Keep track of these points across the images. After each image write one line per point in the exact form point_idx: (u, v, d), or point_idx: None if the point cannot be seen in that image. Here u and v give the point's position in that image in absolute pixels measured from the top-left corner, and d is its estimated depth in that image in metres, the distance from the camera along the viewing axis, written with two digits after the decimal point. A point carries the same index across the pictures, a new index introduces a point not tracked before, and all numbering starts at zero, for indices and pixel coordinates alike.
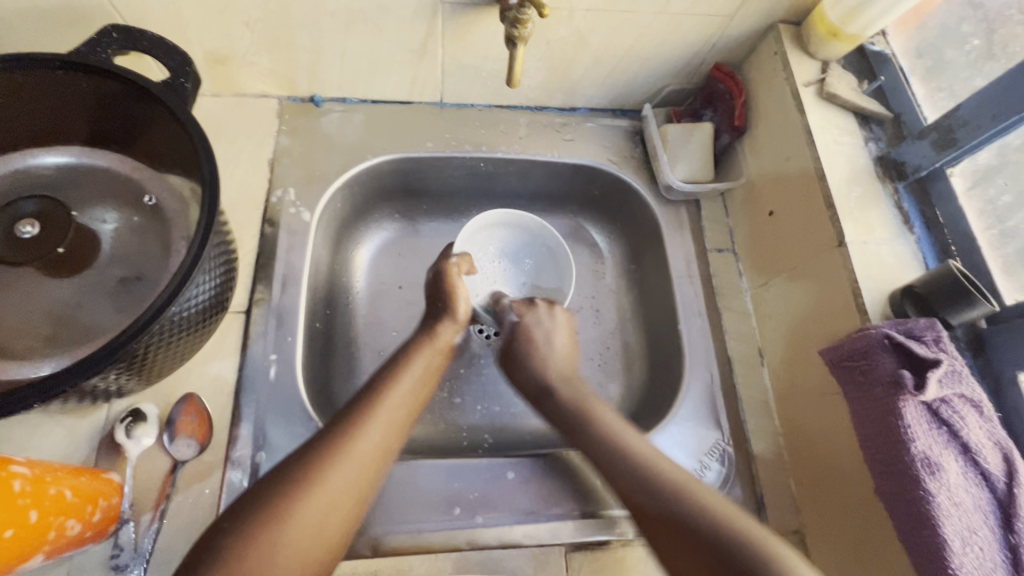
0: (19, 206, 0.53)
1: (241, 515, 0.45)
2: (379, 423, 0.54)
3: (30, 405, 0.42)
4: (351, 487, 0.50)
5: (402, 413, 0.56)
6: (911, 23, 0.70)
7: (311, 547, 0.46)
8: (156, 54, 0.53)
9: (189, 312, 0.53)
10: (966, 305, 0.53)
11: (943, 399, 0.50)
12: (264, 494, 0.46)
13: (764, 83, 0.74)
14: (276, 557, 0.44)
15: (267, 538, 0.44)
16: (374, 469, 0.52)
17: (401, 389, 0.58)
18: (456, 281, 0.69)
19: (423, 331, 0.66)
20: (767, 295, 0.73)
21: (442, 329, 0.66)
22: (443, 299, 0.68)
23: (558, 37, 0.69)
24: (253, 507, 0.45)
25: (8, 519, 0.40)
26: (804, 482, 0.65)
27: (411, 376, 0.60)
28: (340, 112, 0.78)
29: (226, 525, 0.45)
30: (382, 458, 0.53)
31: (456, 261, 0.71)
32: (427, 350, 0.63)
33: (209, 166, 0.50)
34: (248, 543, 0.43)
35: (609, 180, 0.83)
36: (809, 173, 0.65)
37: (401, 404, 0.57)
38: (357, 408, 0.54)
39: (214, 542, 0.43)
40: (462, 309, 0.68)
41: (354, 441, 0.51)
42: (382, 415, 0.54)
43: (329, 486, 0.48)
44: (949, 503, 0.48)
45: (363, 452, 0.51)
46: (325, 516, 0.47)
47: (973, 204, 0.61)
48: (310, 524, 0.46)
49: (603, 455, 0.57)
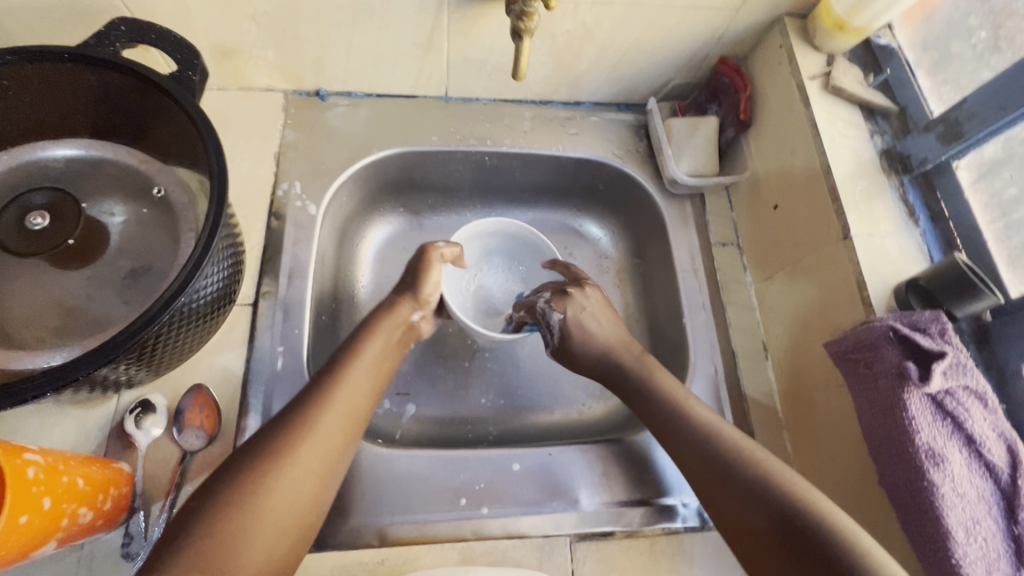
0: (30, 198, 0.54)
1: (213, 499, 0.45)
2: (342, 397, 0.54)
3: (43, 393, 0.42)
4: (322, 458, 0.50)
5: (364, 388, 0.57)
6: (917, 17, 0.70)
7: (285, 519, 0.46)
8: (164, 46, 0.53)
9: (197, 303, 0.54)
10: (972, 297, 0.53)
11: (948, 391, 0.50)
12: (233, 470, 0.47)
13: (769, 76, 0.74)
14: (251, 533, 0.44)
15: (239, 513, 0.44)
16: (341, 443, 0.52)
17: (361, 364, 0.58)
18: (432, 264, 0.68)
19: (383, 306, 0.65)
20: (771, 289, 0.73)
21: (404, 305, 0.66)
22: (413, 274, 0.68)
23: (564, 31, 0.69)
24: (224, 487, 0.45)
25: (23, 506, 0.40)
26: (806, 474, 0.65)
27: (370, 352, 0.59)
28: (345, 106, 0.78)
29: (195, 507, 0.44)
30: (348, 431, 0.53)
31: (441, 246, 0.69)
32: (387, 326, 0.63)
33: (217, 159, 0.50)
34: (221, 522, 0.43)
35: (614, 174, 0.83)
36: (814, 166, 0.65)
37: (363, 378, 0.57)
38: (319, 383, 0.55)
39: (187, 524, 0.43)
40: (430, 288, 0.68)
41: (319, 418, 0.52)
42: (344, 391, 0.55)
43: (300, 459, 0.49)
44: (953, 494, 0.48)
45: (328, 426, 0.52)
46: (297, 489, 0.48)
47: (978, 197, 0.61)
48: (282, 499, 0.47)
49: (672, 429, 0.59)
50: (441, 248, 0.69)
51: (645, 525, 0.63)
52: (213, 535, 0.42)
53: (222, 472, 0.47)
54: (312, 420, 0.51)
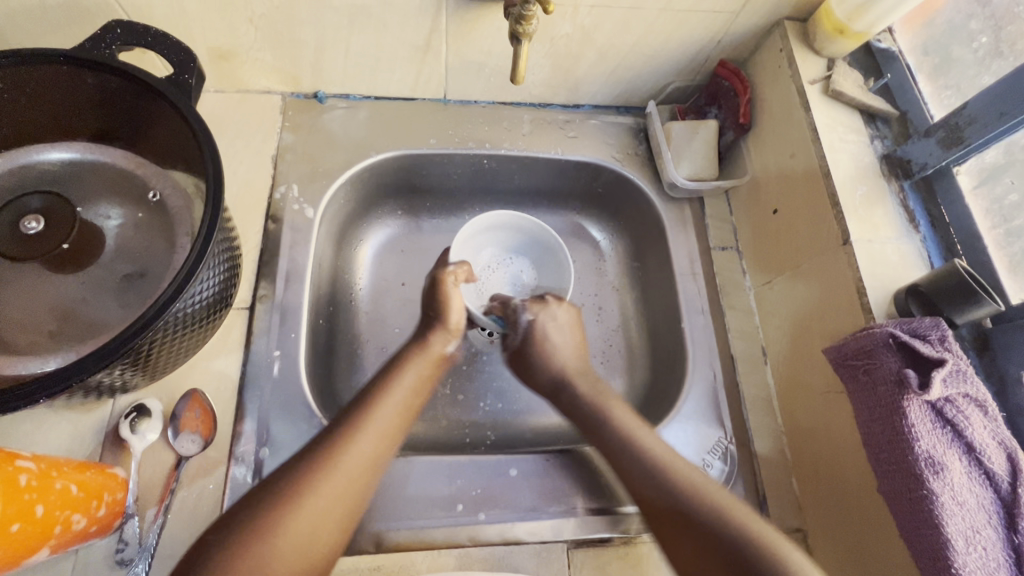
0: (25, 202, 0.53)
1: (230, 529, 0.44)
2: (369, 435, 0.53)
3: (36, 400, 0.42)
4: (342, 499, 0.49)
5: (392, 426, 0.55)
6: (917, 21, 0.69)
7: (302, 562, 0.45)
8: (160, 49, 0.53)
9: (193, 308, 0.53)
10: (972, 304, 0.52)
11: (948, 399, 0.50)
12: (255, 508, 0.46)
13: (769, 80, 0.73)
14: (263, 574, 0.43)
15: (255, 554, 0.43)
16: (363, 484, 0.51)
17: (392, 402, 0.57)
18: (450, 291, 0.67)
19: (417, 340, 0.65)
20: (771, 293, 0.72)
21: (437, 339, 0.64)
22: (436, 309, 0.66)
23: (563, 34, 0.69)
24: (242, 523, 0.45)
25: (15, 514, 0.40)
26: (805, 479, 0.65)
27: (401, 387, 0.58)
28: (343, 108, 0.78)
29: (211, 541, 0.44)
30: (371, 471, 0.52)
31: (453, 270, 0.69)
32: (418, 362, 0.62)
33: (213, 163, 0.50)
34: (235, 561, 0.43)
35: (613, 177, 0.83)
36: (814, 170, 0.65)
37: (391, 415, 0.55)
38: (346, 420, 0.53)
39: (203, 557, 0.43)
40: (456, 317, 0.66)
41: (345, 454, 0.51)
42: (371, 429, 0.53)
43: (319, 500, 0.48)
44: (952, 503, 0.48)
45: (352, 466, 0.50)
46: (315, 530, 0.47)
47: (978, 203, 0.60)
48: (299, 540, 0.45)
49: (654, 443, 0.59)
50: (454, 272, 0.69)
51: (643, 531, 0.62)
52: (226, 575, 0.42)
53: (244, 507, 0.46)
54: (335, 458, 0.50)
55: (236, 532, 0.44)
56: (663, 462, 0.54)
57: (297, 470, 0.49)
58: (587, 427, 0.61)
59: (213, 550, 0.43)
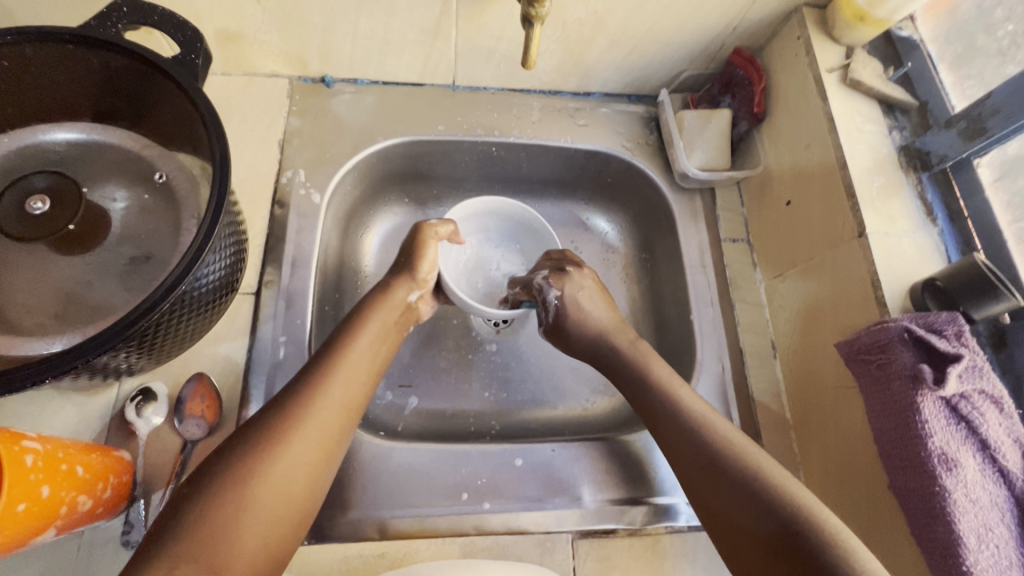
0: (31, 180, 0.53)
1: (208, 477, 0.44)
2: (340, 382, 0.53)
3: (41, 380, 0.41)
4: (319, 445, 0.49)
5: (360, 374, 0.55)
6: (941, 8, 0.67)
7: (283, 503, 0.45)
8: (166, 29, 0.52)
9: (199, 291, 0.53)
10: (990, 300, 0.51)
11: (964, 395, 0.49)
12: (231, 454, 0.46)
13: (785, 69, 0.72)
14: (245, 514, 0.43)
15: (234, 497, 0.43)
16: (336, 428, 0.51)
17: (357, 349, 0.56)
18: (426, 241, 0.65)
19: (378, 290, 0.63)
20: (782, 287, 0.71)
21: (401, 287, 0.64)
22: (408, 255, 0.66)
23: (574, 19, 0.68)
24: (216, 472, 0.44)
25: (20, 495, 0.40)
26: (813, 474, 0.64)
27: (368, 335, 0.58)
28: (351, 93, 0.77)
29: (185, 492, 0.44)
30: (342, 417, 0.52)
31: (433, 223, 0.67)
32: (383, 310, 0.61)
33: (219, 145, 0.49)
34: (214, 503, 0.42)
35: (623, 167, 0.82)
36: (830, 161, 0.64)
37: (359, 362, 0.55)
38: (315, 369, 0.53)
39: (179, 507, 0.42)
40: (426, 268, 0.66)
41: (317, 398, 0.50)
42: (340, 377, 0.53)
43: (296, 445, 0.47)
44: (965, 500, 0.47)
45: (325, 412, 0.50)
46: (295, 473, 0.47)
47: (1001, 196, 0.59)
48: (280, 483, 0.45)
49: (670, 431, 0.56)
50: (436, 226, 0.67)
51: (648, 523, 0.62)
52: (207, 519, 0.41)
53: (215, 456, 0.46)
54: (307, 406, 0.50)
55: (213, 481, 0.44)
56: (720, 445, 0.52)
57: (269, 417, 0.48)
58: (638, 399, 0.60)
59: (186, 501, 0.43)
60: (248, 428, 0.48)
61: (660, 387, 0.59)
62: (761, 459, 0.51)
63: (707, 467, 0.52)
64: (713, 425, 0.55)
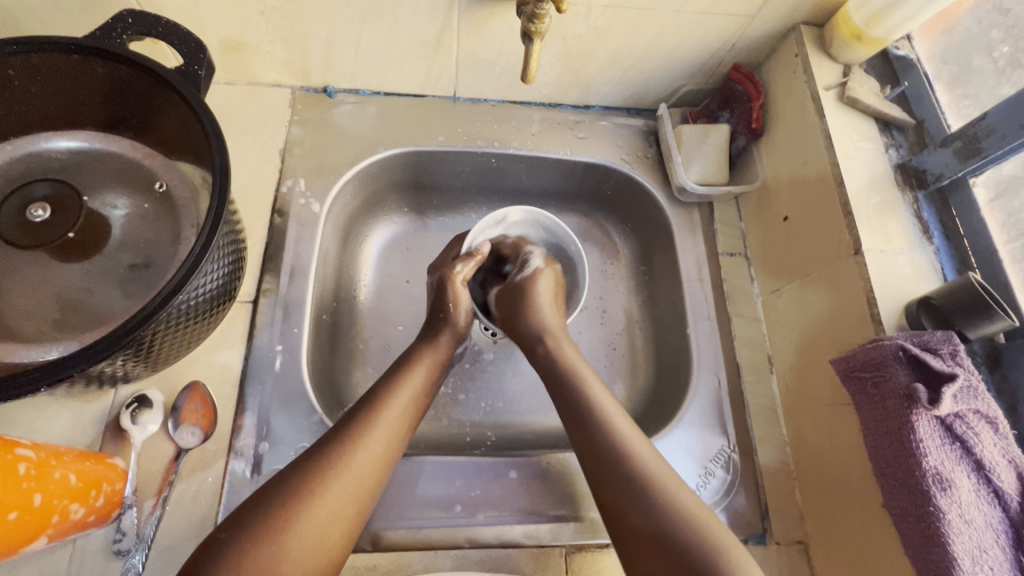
0: (33, 189, 0.54)
1: (243, 522, 0.45)
2: (381, 431, 0.53)
3: (37, 388, 0.42)
4: (356, 495, 0.49)
5: (400, 425, 0.55)
6: (938, 28, 0.68)
7: (316, 552, 0.45)
8: (169, 41, 0.53)
9: (197, 300, 0.53)
10: (984, 320, 0.51)
11: (959, 414, 0.49)
12: (266, 502, 0.46)
13: (782, 85, 0.73)
14: (280, 564, 0.43)
15: (270, 546, 0.43)
16: (371, 482, 0.51)
17: (399, 400, 0.56)
18: (460, 292, 0.66)
19: (424, 339, 0.64)
20: (779, 302, 0.71)
21: (443, 338, 0.64)
22: (444, 308, 0.66)
23: (574, 34, 0.68)
24: (253, 522, 0.45)
25: (12, 502, 0.40)
26: (810, 491, 0.64)
27: (409, 387, 0.58)
28: (352, 103, 0.78)
29: (222, 536, 0.44)
30: (381, 467, 0.52)
31: (461, 269, 0.67)
32: (427, 359, 0.62)
33: (220, 155, 0.50)
34: (248, 552, 0.43)
35: (621, 180, 0.82)
36: (827, 179, 0.64)
37: (399, 412, 0.55)
38: (357, 418, 0.53)
39: (214, 554, 0.43)
40: (463, 317, 0.66)
41: (353, 448, 0.51)
42: (382, 425, 0.53)
43: (333, 494, 0.48)
44: (960, 521, 0.47)
45: (364, 460, 0.51)
46: (329, 524, 0.47)
47: (995, 215, 0.59)
48: (314, 534, 0.46)
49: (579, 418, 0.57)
50: (461, 272, 0.67)
51: None
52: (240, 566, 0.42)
53: (254, 503, 0.46)
54: (346, 453, 0.50)
55: (249, 530, 0.44)
56: (632, 452, 0.53)
57: (307, 465, 0.49)
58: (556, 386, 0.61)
59: (224, 546, 0.43)
60: (288, 477, 0.48)
61: (573, 386, 0.59)
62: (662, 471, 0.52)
63: (603, 465, 0.53)
64: (612, 420, 0.56)
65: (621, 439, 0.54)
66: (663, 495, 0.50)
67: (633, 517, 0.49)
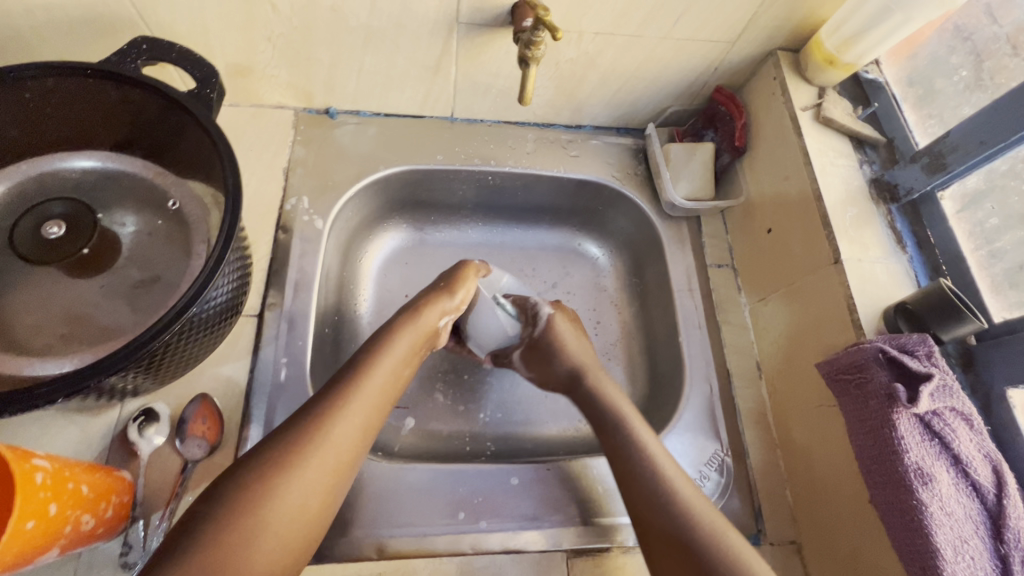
0: (48, 208, 0.55)
1: (221, 496, 0.44)
2: (358, 410, 0.53)
3: (55, 398, 0.43)
4: (332, 473, 0.49)
5: (380, 398, 0.55)
6: (903, 54, 0.73)
7: (293, 532, 0.46)
8: (183, 65, 0.55)
9: (207, 312, 0.55)
10: (956, 322, 0.55)
11: (936, 412, 0.52)
12: (241, 476, 0.46)
13: (763, 106, 0.77)
14: (258, 541, 0.43)
15: (248, 521, 0.43)
16: (351, 456, 0.51)
17: (381, 373, 0.56)
18: (468, 272, 0.69)
19: (414, 306, 0.64)
20: (765, 310, 0.75)
21: (432, 311, 0.64)
22: (448, 279, 0.68)
23: (566, 59, 0.72)
24: (227, 496, 0.45)
25: (30, 511, 0.40)
26: (800, 492, 0.66)
27: (392, 358, 0.58)
28: (354, 124, 0.81)
29: (200, 510, 0.44)
30: (359, 444, 0.52)
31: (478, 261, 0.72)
32: (411, 330, 0.62)
33: (232, 173, 0.52)
34: (228, 526, 0.43)
35: (613, 196, 0.85)
36: (806, 192, 0.68)
37: (377, 393, 0.55)
38: (329, 396, 0.53)
39: (189, 530, 0.42)
40: (462, 294, 0.68)
41: (334, 420, 0.51)
42: (359, 403, 0.53)
43: (309, 474, 0.48)
44: (941, 513, 0.49)
45: (341, 438, 0.51)
46: (304, 501, 0.47)
47: (962, 225, 0.63)
48: (286, 516, 0.45)
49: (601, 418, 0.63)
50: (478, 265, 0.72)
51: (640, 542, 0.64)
52: (219, 540, 0.42)
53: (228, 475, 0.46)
54: (322, 430, 0.50)
55: (222, 505, 0.44)
56: (629, 432, 0.60)
57: (276, 442, 0.48)
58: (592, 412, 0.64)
59: (202, 520, 0.43)
60: (258, 454, 0.48)
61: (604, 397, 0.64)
62: (667, 463, 0.57)
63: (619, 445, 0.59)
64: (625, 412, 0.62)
65: (648, 453, 0.57)
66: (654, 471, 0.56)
67: (651, 512, 0.53)
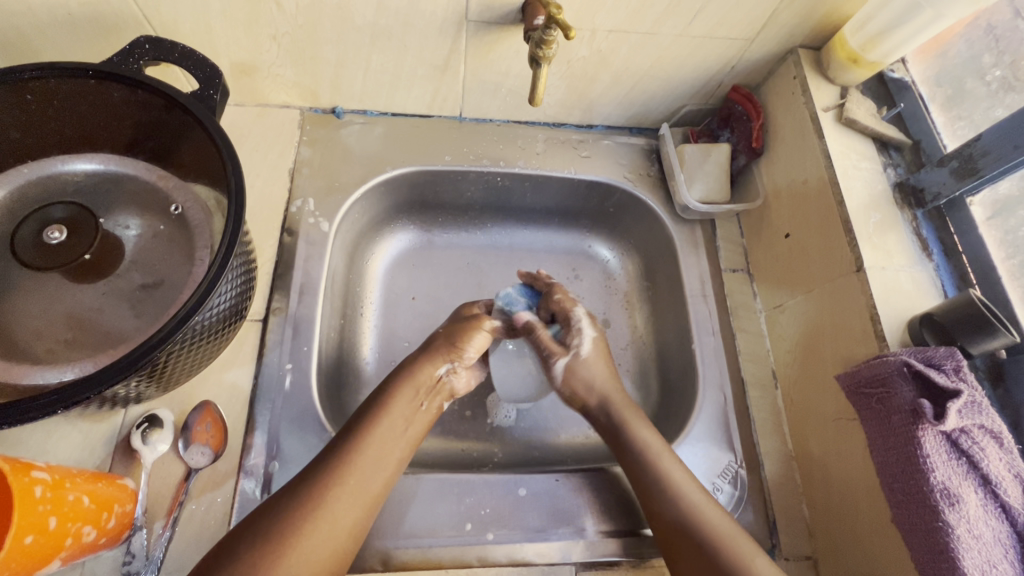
0: (49, 212, 0.54)
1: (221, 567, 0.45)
2: (359, 474, 0.53)
3: (54, 410, 0.42)
4: (335, 539, 0.50)
5: (383, 455, 0.55)
6: (931, 52, 0.70)
7: None
8: (185, 66, 0.54)
9: (210, 320, 0.54)
10: (987, 335, 0.52)
11: (964, 429, 0.50)
12: (239, 548, 0.47)
13: (781, 105, 0.74)
14: None
15: None
16: (355, 524, 0.52)
17: (383, 429, 0.57)
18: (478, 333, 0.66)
19: (411, 363, 0.63)
20: (781, 316, 0.73)
21: (428, 367, 0.63)
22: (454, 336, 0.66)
23: (579, 57, 0.70)
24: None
25: (28, 526, 0.40)
26: (817, 505, 0.65)
27: (393, 420, 0.58)
28: (360, 124, 0.79)
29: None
30: (361, 516, 0.52)
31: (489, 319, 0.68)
32: (408, 387, 0.61)
33: (234, 176, 0.50)
34: None
35: (624, 197, 0.83)
36: (827, 196, 0.65)
37: (378, 450, 0.55)
38: (324, 472, 0.52)
39: None
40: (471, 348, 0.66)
41: (332, 492, 0.51)
42: (361, 472, 0.53)
43: (309, 541, 0.48)
44: (969, 536, 0.47)
45: (340, 509, 0.51)
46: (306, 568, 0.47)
47: (992, 233, 0.61)
48: None
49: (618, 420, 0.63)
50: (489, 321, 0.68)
51: (652, 556, 0.62)
52: None
53: (222, 553, 0.47)
54: (323, 501, 0.51)
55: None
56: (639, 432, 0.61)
57: (250, 541, 0.47)
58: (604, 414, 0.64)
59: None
60: (231, 557, 0.46)
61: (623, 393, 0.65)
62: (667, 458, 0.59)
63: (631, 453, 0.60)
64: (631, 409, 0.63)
65: (654, 450, 0.60)
66: (658, 467, 0.58)
67: (668, 505, 0.56)
